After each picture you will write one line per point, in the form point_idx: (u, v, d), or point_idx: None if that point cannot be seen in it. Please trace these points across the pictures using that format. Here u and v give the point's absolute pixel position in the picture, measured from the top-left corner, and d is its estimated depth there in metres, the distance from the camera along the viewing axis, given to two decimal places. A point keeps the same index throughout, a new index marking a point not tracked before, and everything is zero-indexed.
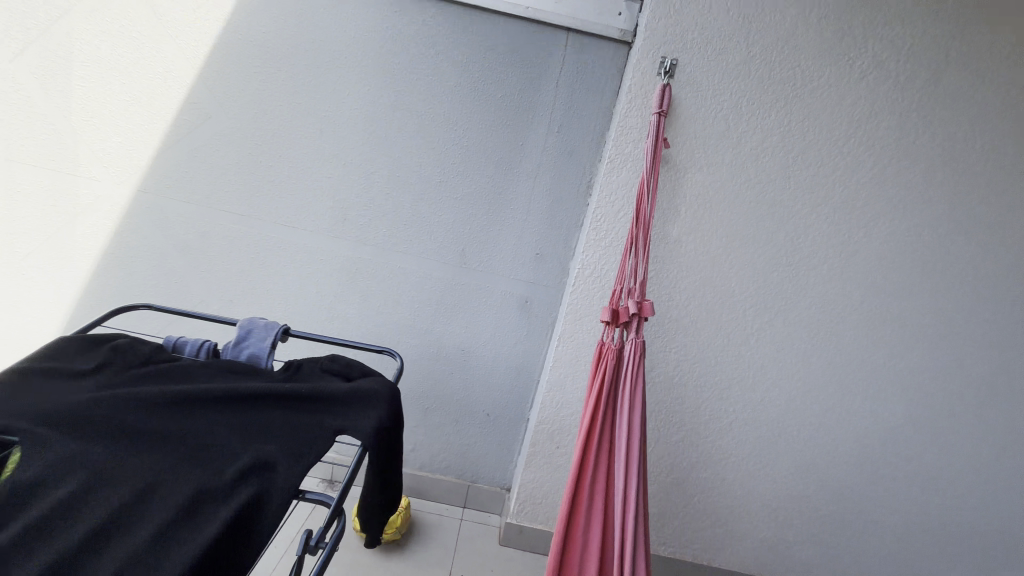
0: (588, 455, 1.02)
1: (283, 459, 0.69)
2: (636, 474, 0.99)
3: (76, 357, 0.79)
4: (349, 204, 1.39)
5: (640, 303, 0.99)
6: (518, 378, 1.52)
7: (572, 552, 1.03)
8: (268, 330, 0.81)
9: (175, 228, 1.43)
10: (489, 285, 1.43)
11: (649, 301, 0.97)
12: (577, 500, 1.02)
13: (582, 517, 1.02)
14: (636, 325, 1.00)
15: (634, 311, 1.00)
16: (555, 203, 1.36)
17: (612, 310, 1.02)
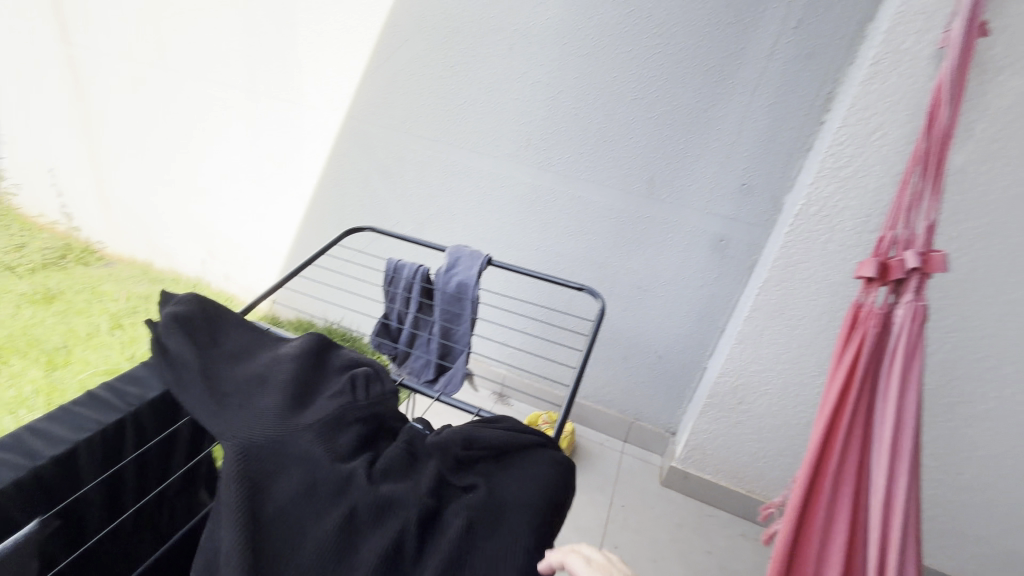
0: (830, 448, 0.86)
1: (479, 556, 0.55)
2: (907, 468, 0.79)
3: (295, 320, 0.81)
4: (533, 127, 1.33)
5: (924, 254, 0.76)
6: (699, 323, 1.38)
7: (801, 563, 0.90)
8: (473, 260, 0.82)
9: (377, 152, 1.55)
10: (679, 219, 1.28)
11: (944, 254, 0.74)
12: (822, 479, 0.87)
13: (818, 524, 0.88)
14: (915, 284, 0.78)
15: (913, 267, 0.77)
16: (776, 123, 1.12)
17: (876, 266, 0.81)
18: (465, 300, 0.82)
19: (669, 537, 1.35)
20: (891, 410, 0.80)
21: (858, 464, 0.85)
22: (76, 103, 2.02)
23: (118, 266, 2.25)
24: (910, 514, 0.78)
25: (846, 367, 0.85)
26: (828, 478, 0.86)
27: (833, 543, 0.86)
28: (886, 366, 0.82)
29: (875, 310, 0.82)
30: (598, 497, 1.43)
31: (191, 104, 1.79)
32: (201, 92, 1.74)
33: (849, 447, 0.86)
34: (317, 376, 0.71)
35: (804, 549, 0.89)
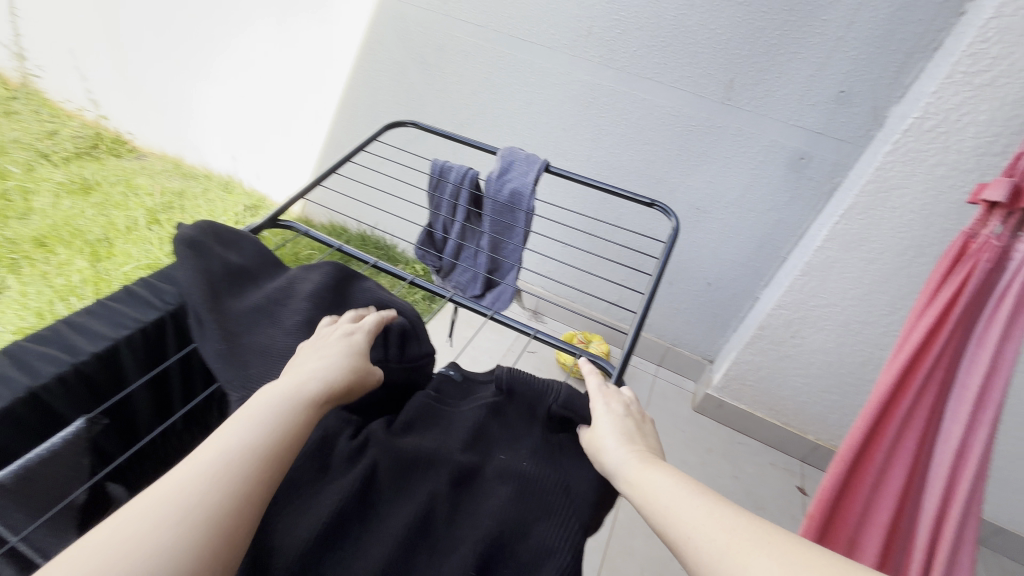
0: (903, 394, 0.76)
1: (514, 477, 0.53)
2: (993, 420, 0.68)
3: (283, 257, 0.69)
4: (596, 11, 1.14)
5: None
6: (759, 251, 1.27)
7: (845, 510, 0.81)
8: (531, 164, 0.72)
9: (414, 38, 1.38)
10: (755, 130, 1.13)
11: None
12: (884, 427, 0.78)
13: (873, 471, 0.79)
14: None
15: None
16: (900, 11, 0.91)
17: (1011, 189, 0.67)
18: (518, 210, 0.73)
19: (697, 460, 1.37)
20: (988, 353, 0.69)
21: (929, 413, 0.75)
22: None
23: (150, 159, 2.21)
24: (986, 469, 0.69)
25: (942, 303, 0.73)
26: (892, 422, 0.77)
27: (886, 490, 0.78)
28: (991, 303, 0.70)
29: (994, 242, 0.69)
30: None
31: None
32: None
33: (924, 393, 0.75)
34: (339, 318, 0.63)
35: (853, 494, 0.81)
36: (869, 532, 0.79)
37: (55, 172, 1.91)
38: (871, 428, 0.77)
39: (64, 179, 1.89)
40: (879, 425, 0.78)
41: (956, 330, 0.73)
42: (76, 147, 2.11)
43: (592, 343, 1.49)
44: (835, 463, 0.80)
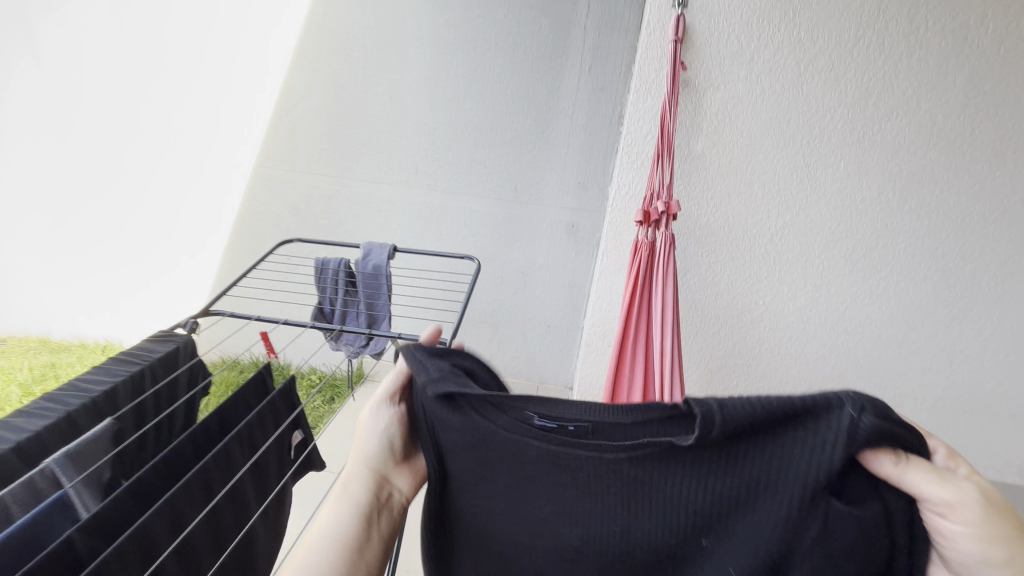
0: (629, 329, 1.27)
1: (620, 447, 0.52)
2: (670, 331, 1.23)
3: (185, 355, 0.83)
4: (418, 158, 1.67)
5: (668, 203, 1.21)
6: (572, 293, 1.78)
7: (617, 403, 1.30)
8: (383, 249, 1.11)
9: (287, 192, 1.79)
10: (541, 214, 1.68)
11: (675, 202, 1.19)
12: (622, 356, 1.28)
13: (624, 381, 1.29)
14: (666, 223, 1.23)
15: (662, 211, 1.21)
16: (592, 136, 1.57)
17: (643, 212, 1.24)
18: (380, 277, 1.10)
19: None
20: (665, 294, 1.22)
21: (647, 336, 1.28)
22: None
23: None
24: (674, 359, 1.22)
25: (632, 278, 1.26)
26: (629, 346, 1.28)
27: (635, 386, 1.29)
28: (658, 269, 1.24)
29: (644, 241, 1.25)
30: None
31: None
32: None
33: (641, 330, 1.28)
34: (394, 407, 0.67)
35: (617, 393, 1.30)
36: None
37: None
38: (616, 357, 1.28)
39: None
40: (621, 354, 1.29)
41: (643, 293, 1.26)
42: None
43: None
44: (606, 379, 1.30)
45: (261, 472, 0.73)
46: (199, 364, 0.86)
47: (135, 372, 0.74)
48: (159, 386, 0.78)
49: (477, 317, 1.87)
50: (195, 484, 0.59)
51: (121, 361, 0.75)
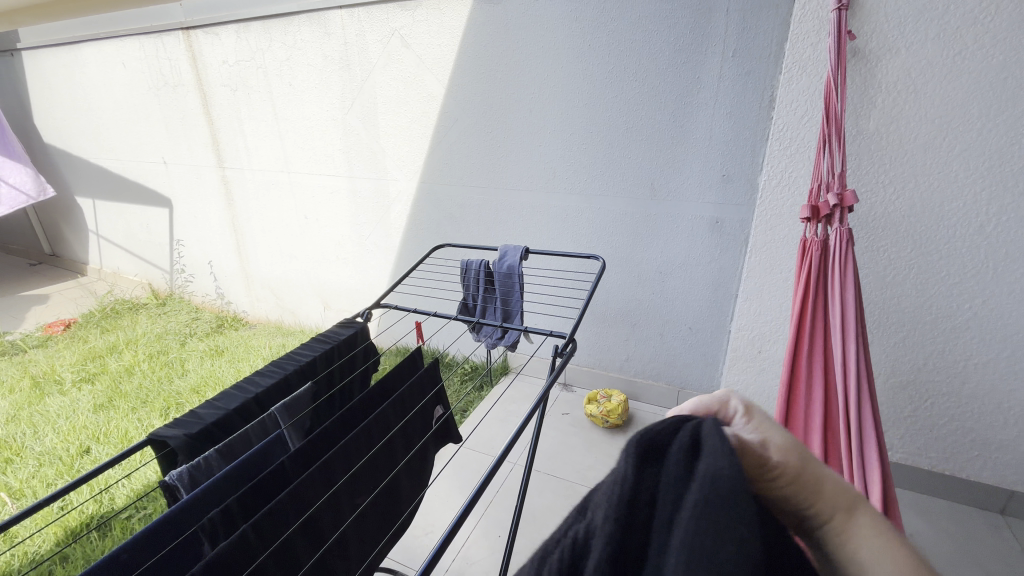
0: (801, 337, 1.14)
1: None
2: (856, 343, 1.04)
3: (365, 336, 1.05)
4: (556, 164, 1.76)
5: (839, 194, 1.07)
6: (717, 293, 1.66)
7: (794, 421, 1.15)
8: (517, 250, 1.21)
9: (444, 204, 2.05)
10: (681, 210, 1.62)
11: (851, 192, 1.04)
12: (796, 368, 1.14)
13: (800, 398, 1.15)
14: (839, 216, 1.08)
15: (834, 203, 1.07)
16: (737, 124, 1.46)
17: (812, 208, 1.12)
18: (513, 277, 1.20)
19: None
20: (841, 302, 1.06)
21: (825, 346, 1.11)
22: (228, 211, 2.74)
23: (260, 326, 2.91)
24: (867, 380, 1.03)
25: (803, 281, 1.13)
26: (803, 357, 1.13)
27: (815, 401, 1.12)
28: (832, 273, 1.08)
29: (815, 239, 1.11)
30: None
31: (307, 195, 2.40)
32: (315, 184, 2.35)
33: (815, 339, 1.12)
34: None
35: (794, 409, 1.16)
36: (813, 431, 1.12)
37: (200, 344, 2.61)
38: (790, 371, 1.14)
39: (206, 347, 2.57)
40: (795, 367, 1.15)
41: (817, 300, 1.11)
42: (212, 326, 2.85)
43: (612, 395, 1.85)
44: (779, 397, 1.17)
45: (413, 435, 0.87)
46: (372, 344, 1.07)
47: (330, 347, 0.96)
48: (345, 360, 1.00)
49: (613, 316, 1.89)
50: (359, 440, 0.76)
51: (321, 340, 0.98)
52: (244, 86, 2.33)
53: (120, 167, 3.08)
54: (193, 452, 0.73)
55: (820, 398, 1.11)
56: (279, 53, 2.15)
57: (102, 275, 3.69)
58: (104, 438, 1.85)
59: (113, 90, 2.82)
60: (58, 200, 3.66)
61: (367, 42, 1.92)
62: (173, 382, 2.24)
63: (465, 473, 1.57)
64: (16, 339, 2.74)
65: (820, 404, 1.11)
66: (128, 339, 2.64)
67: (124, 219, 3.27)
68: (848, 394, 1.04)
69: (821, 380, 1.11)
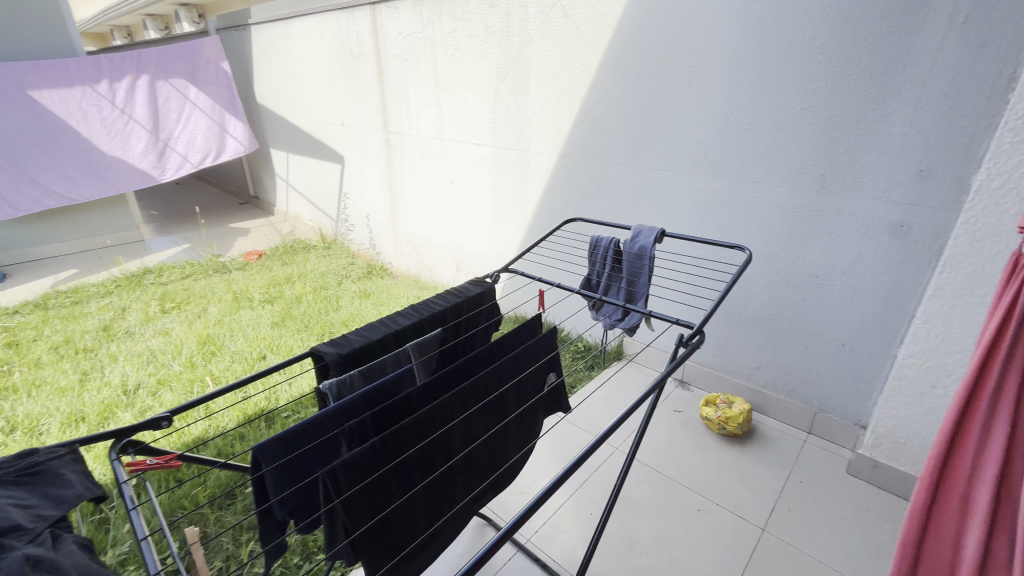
0: (987, 371, 0.86)
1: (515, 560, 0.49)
2: None
3: (490, 296, 1.11)
4: (709, 145, 1.63)
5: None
6: (886, 310, 1.41)
7: (953, 468, 0.92)
8: (651, 231, 1.16)
9: (582, 179, 2.03)
10: (855, 208, 1.39)
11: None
12: (970, 408, 0.89)
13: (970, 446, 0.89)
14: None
15: None
16: (953, 109, 1.19)
17: None
18: (644, 259, 1.15)
19: (849, 514, 1.39)
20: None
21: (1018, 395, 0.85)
22: (387, 171, 3.06)
23: (401, 277, 3.24)
24: None
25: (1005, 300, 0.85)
26: (982, 401, 0.87)
27: (986, 459, 0.87)
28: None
29: None
30: (775, 470, 1.54)
31: (455, 161, 2.57)
32: (463, 151, 2.50)
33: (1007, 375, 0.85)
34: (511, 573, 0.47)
35: (954, 454, 0.91)
36: (979, 487, 0.88)
37: (353, 285, 3.00)
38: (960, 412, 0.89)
39: (357, 289, 2.95)
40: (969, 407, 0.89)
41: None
42: (363, 271, 3.26)
43: (734, 402, 1.71)
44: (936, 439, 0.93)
45: (524, 393, 0.91)
46: (496, 304, 1.13)
47: (459, 301, 1.04)
48: (471, 316, 1.07)
49: (749, 317, 1.72)
50: (475, 388, 0.81)
51: (452, 294, 1.06)
52: (413, 56, 2.53)
53: (310, 126, 3.60)
54: (342, 369, 0.85)
55: (999, 450, 0.85)
56: (447, 24, 2.29)
57: (287, 217, 4.41)
58: (277, 349, 2.26)
59: (311, 59, 3.28)
60: (263, 151, 4.43)
61: (528, 13, 1.95)
62: (329, 314, 2.62)
63: (565, 447, 1.59)
64: (226, 261, 3.44)
65: (997, 461, 0.86)
66: (300, 273, 3.14)
67: (308, 172, 3.85)
68: None
69: (1006, 428, 0.85)
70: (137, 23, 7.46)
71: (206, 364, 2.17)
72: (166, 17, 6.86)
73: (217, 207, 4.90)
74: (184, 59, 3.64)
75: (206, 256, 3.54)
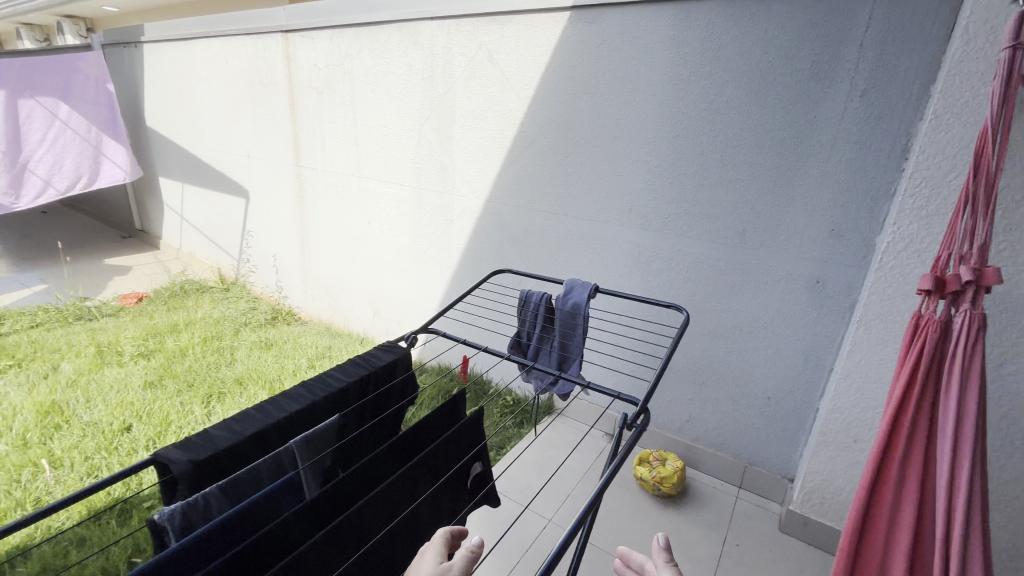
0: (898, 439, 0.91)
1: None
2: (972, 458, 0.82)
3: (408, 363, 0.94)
4: (635, 197, 1.62)
5: (978, 269, 0.83)
6: (806, 365, 1.44)
7: (873, 522, 0.95)
8: (584, 287, 1.08)
9: (509, 226, 1.95)
10: (773, 264, 1.42)
11: (995, 269, 0.81)
12: (884, 464, 0.92)
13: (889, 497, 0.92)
14: (970, 296, 0.84)
15: (967, 280, 0.83)
16: (858, 175, 1.26)
17: (933, 280, 0.87)
18: (577, 318, 1.06)
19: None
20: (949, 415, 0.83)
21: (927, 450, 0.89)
22: (299, 208, 2.80)
23: (312, 324, 2.93)
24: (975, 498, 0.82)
25: (910, 364, 0.89)
26: (893, 464, 0.92)
27: (902, 523, 0.91)
28: (946, 366, 0.85)
29: (931, 318, 0.87)
30: (711, 532, 1.48)
31: (374, 201, 2.40)
32: (383, 190, 2.34)
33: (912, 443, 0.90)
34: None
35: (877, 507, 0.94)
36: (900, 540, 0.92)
37: (252, 334, 2.65)
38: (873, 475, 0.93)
39: (257, 338, 2.60)
40: (881, 466, 0.93)
41: (925, 397, 0.88)
42: (266, 317, 2.91)
43: (667, 460, 1.65)
44: (855, 500, 0.96)
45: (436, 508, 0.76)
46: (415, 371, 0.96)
47: (362, 374, 0.86)
48: (381, 391, 0.89)
49: (679, 370, 1.69)
50: (379, 506, 0.66)
51: (356, 366, 0.88)
52: (330, 89, 2.38)
53: (210, 156, 3.26)
54: (195, 484, 0.65)
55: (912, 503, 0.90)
56: (367, 60, 2.17)
57: (178, 254, 3.90)
58: (146, 418, 1.87)
59: (214, 84, 3.00)
60: (152, 180, 3.93)
61: (452, 55, 1.89)
62: (220, 369, 2.26)
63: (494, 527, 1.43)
64: (94, 306, 2.91)
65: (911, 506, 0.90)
66: (189, 320, 2.73)
67: (207, 206, 3.46)
68: (947, 518, 0.83)
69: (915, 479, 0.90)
70: (6, 31, 6.57)
71: (46, 441, 1.73)
72: (43, 27, 6.14)
73: (90, 241, 4.24)
74: (59, 74, 3.19)
75: (67, 299, 2.97)
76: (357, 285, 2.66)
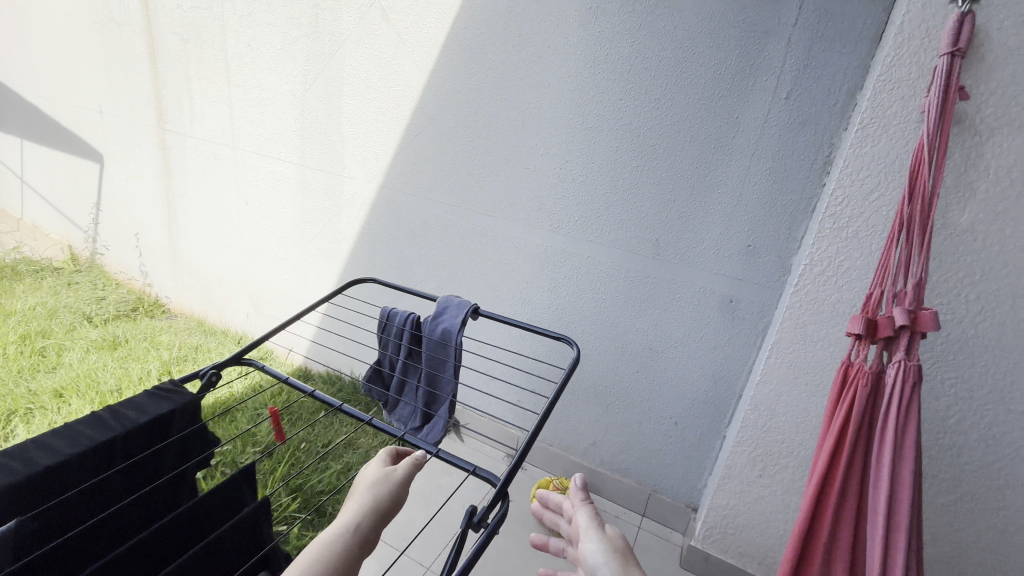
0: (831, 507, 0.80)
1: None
2: (909, 535, 0.72)
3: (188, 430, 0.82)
4: (544, 194, 1.42)
5: (912, 312, 0.73)
6: (715, 389, 1.33)
7: None
8: (460, 308, 0.85)
9: (405, 218, 1.69)
10: (686, 279, 1.29)
11: (932, 312, 0.71)
12: (814, 532, 0.82)
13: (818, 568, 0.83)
14: (906, 342, 0.75)
15: (901, 324, 0.74)
16: (777, 186, 1.13)
17: (865, 323, 0.78)
18: (448, 347, 0.84)
19: None
20: (885, 487, 0.73)
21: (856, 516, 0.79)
22: (163, 180, 2.34)
23: (180, 318, 2.49)
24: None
25: (838, 424, 0.79)
26: (820, 534, 0.82)
27: None
28: (879, 425, 0.75)
29: (864, 367, 0.77)
30: None
31: (251, 178, 2.02)
32: (262, 166, 1.98)
33: (842, 509, 0.80)
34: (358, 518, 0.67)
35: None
36: None
37: (94, 330, 2.18)
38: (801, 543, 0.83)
39: (98, 335, 2.14)
40: (810, 533, 0.83)
41: (856, 458, 0.78)
42: (121, 309, 2.42)
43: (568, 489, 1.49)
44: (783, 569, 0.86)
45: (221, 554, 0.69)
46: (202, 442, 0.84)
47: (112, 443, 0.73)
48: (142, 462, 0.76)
49: (585, 389, 1.53)
50: None
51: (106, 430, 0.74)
52: (197, 38, 1.96)
53: (54, 108, 2.66)
54: None
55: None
56: (241, 6, 1.79)
57: (17, 225, 3.20)
58: None
59: (55, 19, 2.42)
60: None
61: (341, 9, 1.58)
62: (36, 377, 1.81)
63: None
64: None
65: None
66: (8, 310, 2.19)
67: (52, 169, 2.84)
68: None
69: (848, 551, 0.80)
70: None
71: None
72: None
73: None
74: None
75: None
76: (234, 276, 2.27)
